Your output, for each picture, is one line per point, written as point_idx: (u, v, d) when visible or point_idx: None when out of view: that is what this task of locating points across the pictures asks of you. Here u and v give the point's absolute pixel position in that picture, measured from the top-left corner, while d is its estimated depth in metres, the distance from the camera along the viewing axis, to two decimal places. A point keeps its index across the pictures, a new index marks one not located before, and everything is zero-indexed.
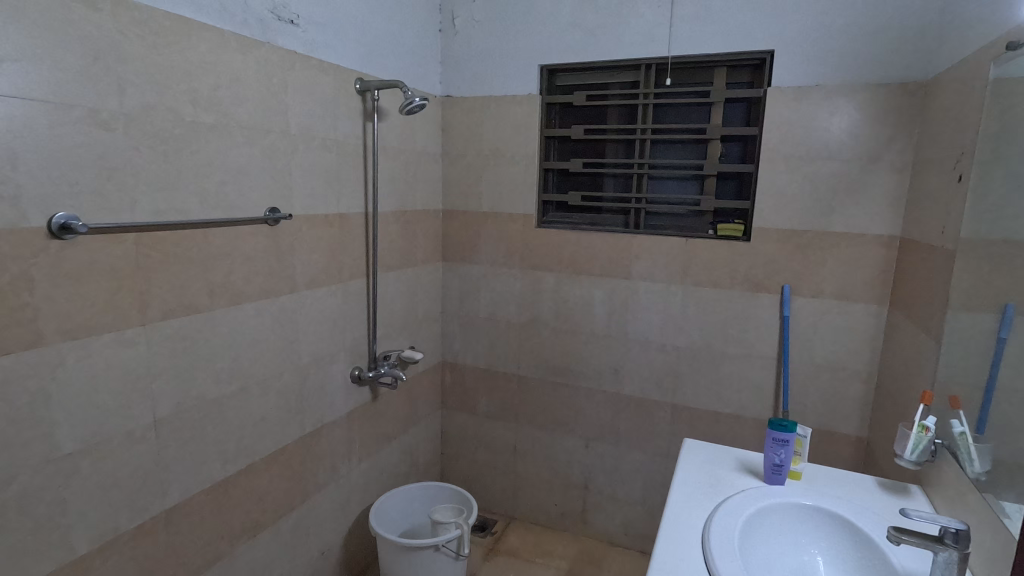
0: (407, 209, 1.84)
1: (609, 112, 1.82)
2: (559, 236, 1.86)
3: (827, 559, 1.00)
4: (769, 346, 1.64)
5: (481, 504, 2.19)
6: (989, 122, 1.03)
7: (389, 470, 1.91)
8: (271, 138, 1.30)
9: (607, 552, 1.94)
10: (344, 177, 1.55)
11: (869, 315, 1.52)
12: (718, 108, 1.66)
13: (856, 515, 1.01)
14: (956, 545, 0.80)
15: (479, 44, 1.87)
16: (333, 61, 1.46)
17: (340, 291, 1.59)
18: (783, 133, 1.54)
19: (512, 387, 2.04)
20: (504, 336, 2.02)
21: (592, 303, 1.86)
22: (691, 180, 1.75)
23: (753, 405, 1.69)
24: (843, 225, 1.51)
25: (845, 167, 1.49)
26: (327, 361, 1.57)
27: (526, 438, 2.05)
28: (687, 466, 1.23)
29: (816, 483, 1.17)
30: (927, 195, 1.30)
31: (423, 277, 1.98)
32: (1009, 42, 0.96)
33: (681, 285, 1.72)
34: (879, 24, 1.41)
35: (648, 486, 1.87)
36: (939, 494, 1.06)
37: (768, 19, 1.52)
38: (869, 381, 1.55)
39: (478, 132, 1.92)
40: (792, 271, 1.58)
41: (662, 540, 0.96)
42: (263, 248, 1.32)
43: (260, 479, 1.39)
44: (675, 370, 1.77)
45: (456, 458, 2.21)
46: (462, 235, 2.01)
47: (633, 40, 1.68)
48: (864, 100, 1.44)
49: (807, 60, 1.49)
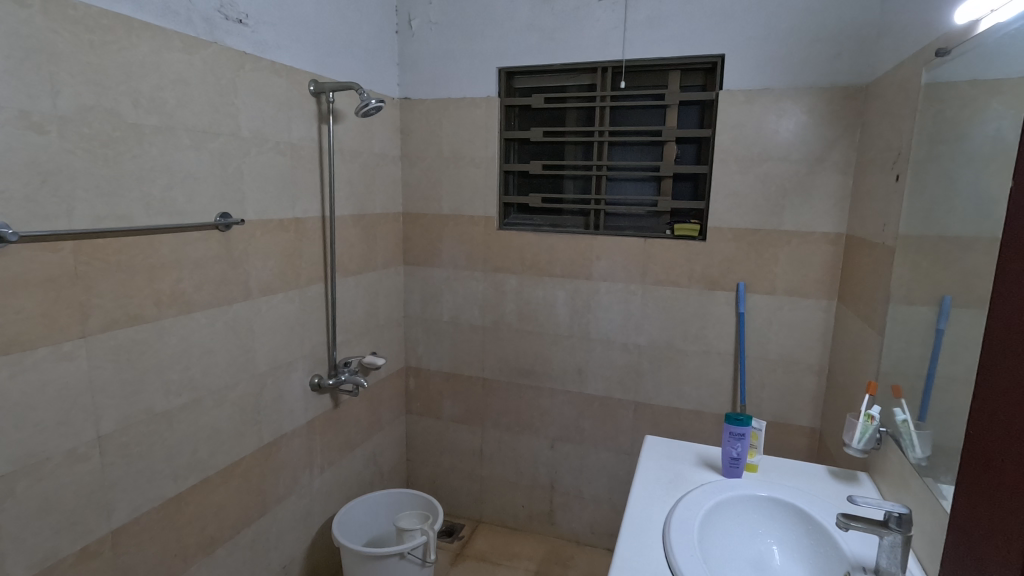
0: (366, 213, 1.82)
1: (567, 114, 1.83)
2: (520, 238, 1.87)
3: (782, 548, 1.03)
4: (726, 343, 1.69)
5: (448, 508, 2.18)
6: (922, 124, 1.08)
7: (352, 479, 1.88)
8: (220, 141, 1.26)
9: (574, 551, 1.96)
10: (299, 181, 1.51)
11: (819, 311, 1.58)
12: (673, 111, 1.70)
13: (809, 504, 1.04)
14: (900, 528, 0.83)
15: (437, 46, 1.85)
16: (284, 62, 1.42)
17: (297, 297, 1.55)
18: (735, 136, 1.58)
19: (477, 390, 2.03)
20: (467, 339, 2.01)
21: (554, 304, 1.87)
22: (648, 181, 1.79)
23: (712, 401, 1.73)
24: (793, 224, 1.57)
25: (793, 168, 1.54)
26: (285, 369, 1.53)
27: (492, 441, 2.05)
28: (648, 462, 1.25)
29: (771, 475, 1.20)
30: (869, 194, 1.36)
31: (384, 281, 1.95)
32: (938, 48, 1.01)
33: (641, 285, 1.75)
34: (822, 30, 1.47)
35: (612, 483, 1.90)
36: (884, 481, 1.11)
37: (719, 24, 1.56)
38: (820, 374, 1.61)
39: (437, 134, 1.90)
40: (746, 269, 1.63)
41: (623, 536, 0.97)
42: (214, 254, 1.28)
43: (216, 494, 1.34)
44: (637, 368, 1.80)
45: (421, 464, 2.18)
46: (423, 238, 1.99)
47: (589, 43, 1.70)
48: (810, 103, 1.50)
49: (756, 64, 1.54)
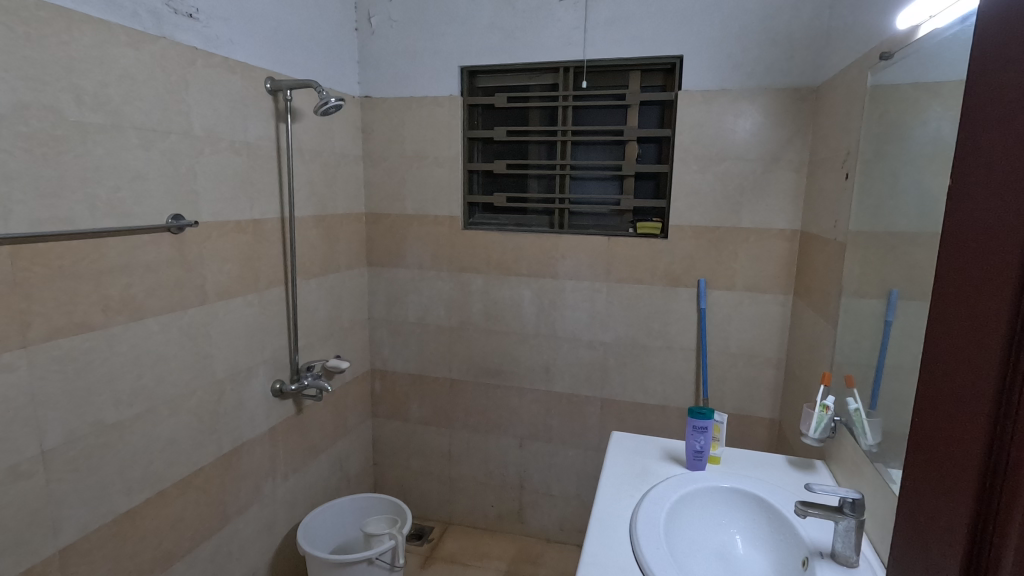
0: (327, 213, 1.78)
1: (531, 114, 1.84)
2: (485, 237, 1.86)
3: (744, 537, 1.06)
4: (689, 338, 1.72)
5: (417, 511, 2.15)
6: (869, 125, 1.13)
7: (317, 486, 1.84)
8: (171, 140, 1.21)
9: (544, 549, 1.97)
10: (256, 180, 1.47)
11: (776, 305, 1.63)
12: (634, 111, 1.72)
13: (769, 493, 1.08)
14: (853, 513, 0.87)
15: (398, 44, 1.83)
16: (238, 58, 1.38)
17: (256, 301, 1.51)
18: (694, 135, 1.61)
19: (444, 391, 2.02)
20: (433, 340, 1.99)
21: (521, 303, 1.87)
22: (610, 180, 1.81)
23: (676, 395, 1.76)
24: (750, 221, 1.61)
25: (750, 167, 1.58)
26: (244, 376, 1.48)
27: (460, 442, 2.04)
28: (615, 458, 1.27)
29: (733, 466, 1.24)
30: (822, 192, 1.41)
31: (347, 282, 1.91)
32: (882, 53, 1.06)
33: (606, 282, 1.77)
34: (775, 33, 1.51)
35: (581, 479, 1.91)
36: (839, 467, 1.16)
37: (677, 26, 1.59)
38: (778, 366, 1.66)
39: (400, 133, 1.88)
40: (706, 265, 1.67)
41: (591, 532, 0.98)
42: (166, 258, 1.23)
43: (173, 506, 1.29)
44: (603, 365, 1.82)
45: (389, 467, 2.15)
46: (387, 238, 1.96)
47: (551, 43, 1.70)
48: (765, 103, 1.54)
49: (713, 65, 1.58)
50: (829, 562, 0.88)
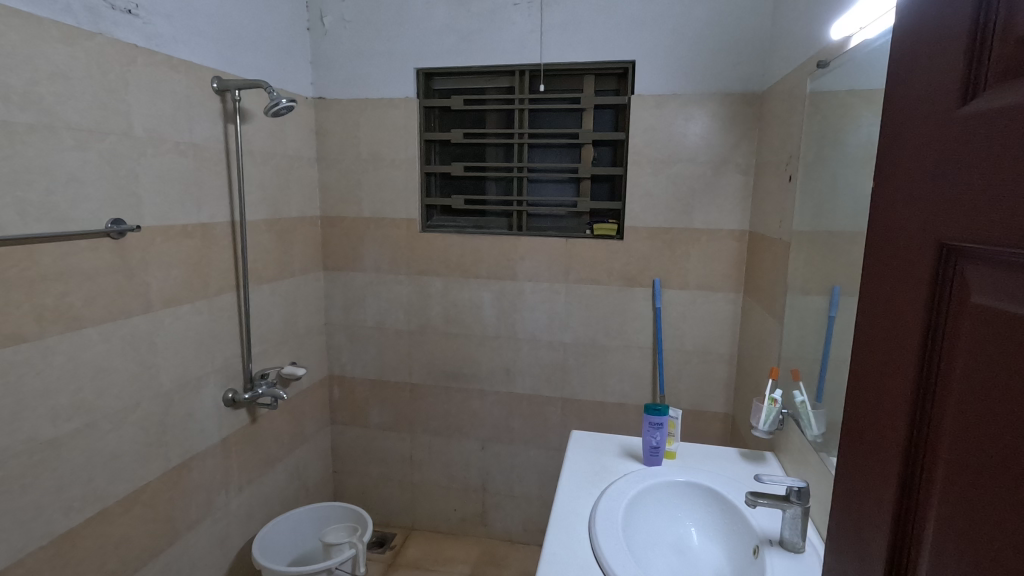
0: (280, 217, 1.74)
1: (488, 116, 1.84)
2: (444, 240, 1.85)
3: (699, 529, 1.09)
4: (645, 337, 1.76)
5: (379, 518, 2.12)
6: (810, 129, 1.18)
7: (273, 497, 1.79)
8: (110, 141, 1.16)
9: (508, 550, 1.97)
10: (204, 183, 1.42)
11: (728, 303, 1.69)
12: (589, 114, 1.75)
13: (722, 486, 1.11)
14: (799, 501, 0.91)
15: (352, 44, 1.80)
16: (182, 57, 1.33)
17: (205, 308, 1.45)
18: (648, 138, 1.65)
19: (405, 396, 1.99)
20: (393, 344, 1.97)
21: (480, 305, 1.87)
22: (567, 182, 1.84)
23: (633, 393, 1.80)
24: (702, 222, 1.66)
25: (701, 169, 1.63)
26: (193, 386, 1.43)
27: (422, 446, 2.02)
28: (575, 456, 1.28)
29: (688, 460, 1.27)
30: (767, 194, 1.47)
31: (302, 287, 1.87)
32: (820, 61, 1.11)
33: (564, 284, 1.79)
34: (722, 40, 1.56)
35: (543, 479, 1.93)
36: (787, 458, 1.20)
37: (629, 32, 1.62)
38: (730, 362, 1.72)
39: (355, 135, 1.85)
40: (661, 266, 1.71)
41: (551, 530, 0.99)
42: (107, 265, 1.17)
43: (117, 524, 1.23)
44: (563, 365, 1.84)
45: (349, 475, 2.12)
46: (343, 242, 1.93)
47: (507, 46, 1.71)
48: (714, 108, 1.59)
49: (665, 70, 1.62)
50: (778, 549, 0.92)
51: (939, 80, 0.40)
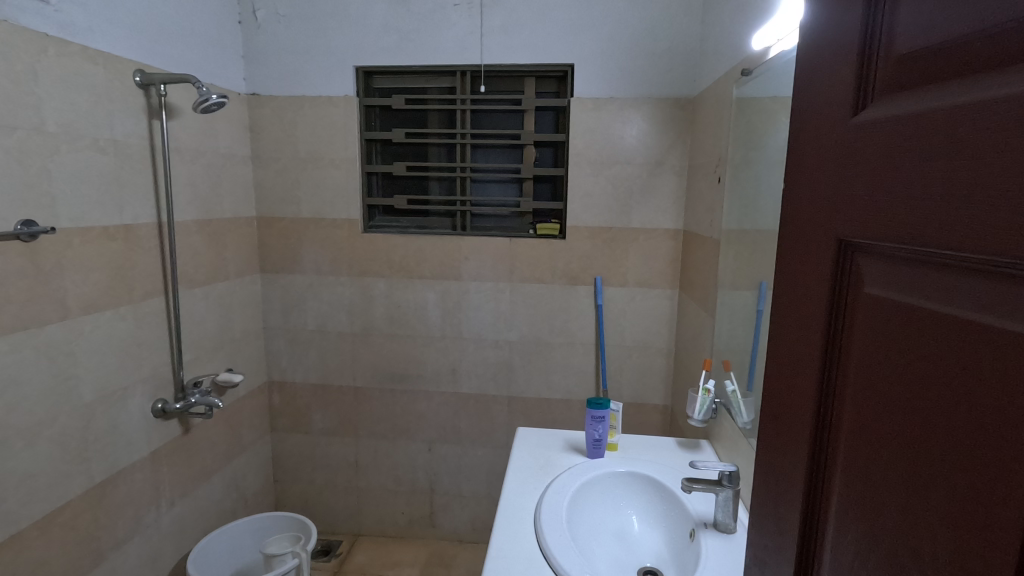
0: (212, 218, 1.67)
1: (429, 116, 1.84)
2: (387, 240, 1.83)
3: (640, 516, 1.13)
4: (588, 333, 1.81)
5: (323, 527, 2.07)
6: (736, 133, 1.25)
7: (209, 511, 1.72)
8: (18, 136, 1.08)
9: (457, 551, 1.97)
10: (127, 182, 1.34)
11: (666, 298, 1.76)
12: (530, 116, 1.78)
13: (661, 474, 1.16)
14: (731, 484, 0.96)
15: (286, 39, 1.75)
16: (101, 48, 1.25)
17: (130, 314, 1.37)
18: (587, 140, 1.70)
19: (349, 400, 1.95)
20: (335, 348, 1.93)
21: (424, 306, 1.86)
22: (510, 183, 1.86)
23: (577, 388, 1.84)
24: (640, 221, 1.72)
25: (638, 170, 1.69)
26: (118, 397, 1.35)
27: (367, 450, 1.98)
28: (520, 452, 1.30)
29: (629, 451, 1.32)
30: (699, 194, 1.54)
31: (237, 291, 1.80)
32: (743, 69, 1.18)
33: (509, 283, 1.81)
34: (656, 46, 1.63)
35: (490, 477, 1.94)
36: (720, 445, 1.27)
37: (568, 35, 1.66)
38: (668, 356, 1.79)
39: (292, 133, 1.80)
40: (602, 264, 1.76)
41: (497, 526, 1.00)
42: (17, 269, 1.09)
43: (32, 548, 1.15)
44: (509, 363, 1.86)
45: (291, 483, 2.05)
46: (282, 243, 1.87)
47: (447, 46, 1.71)
48: (649, 112, 1.65)
49: (602, 74, 1.66)
50: (712, 531, 0.97)
51: (836, 91, 0.44)
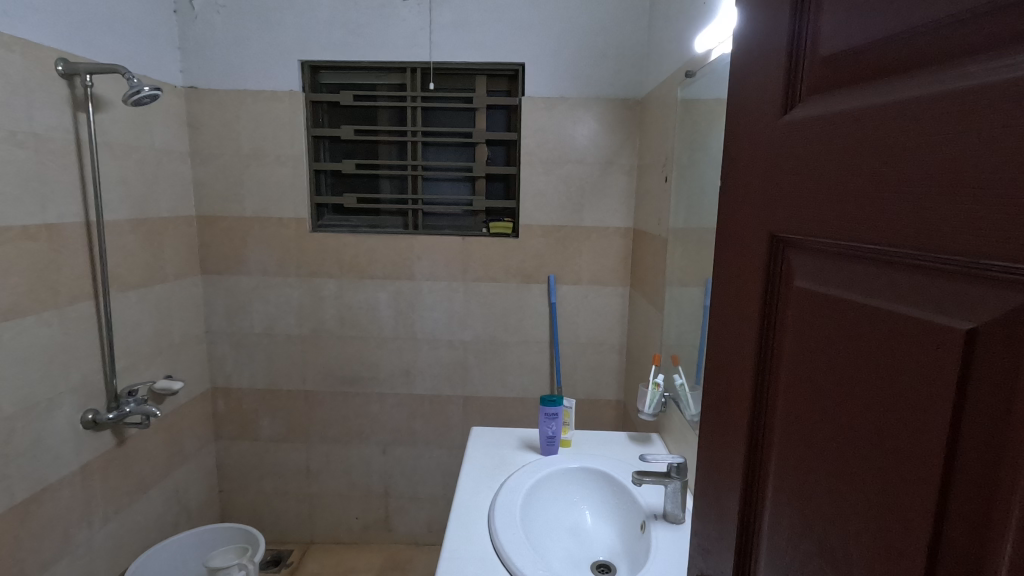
0: (148, 217, 1.58)
1: (379, 113, 1.80)
2: (336, 240, 1.78)
3: (593, 511, 1.15)
4: (542, 331, 1.82)
5: (273, 537, 2.00)
6: (682, 133, 1.28)
7: (148, 526, 1.63)
8: None
9: (412, 554, 1.94)
10: (50, 179, 1.25)
11: (617, 296, 1.79)
12: (481, 114, 1.78)
13: (613, 469, 1.18)
14: (678, 475, 0.99)
15: (226, 30, 1.68)
16: (18, 34, 1.17)
17: (56, 319, 1.29)
18: (539, 139, 1.71)
19: (298, 405, 1.89)
20: (283, 351, 1.86)
21: (376, 306, 1.82)
22: (462, 181, 1.85)
23: (532, 386, 1.85)
24: (592, 220, 1.74)
25: (589, 169, 1.71)
26: (44, 408, 1.26)
27: (319, 456, 1.93)
28: (474, 452, 1.29)
29: (581, 446, 1.33)
30: (648, 193, 1.58)
31: (176, 293, 1.71)
32: (688, 71, 1.21)
33: (462, 282, 1.80)
34: (604, 47, 1.65)
35: (446, 478, 1.92)
36: (669, 438, 1.30)
37: (518, 35, 1.66)
38: (621, 352, 1.82)
39: (234, 129, 1.73)
40: (555, 263, 1.77)
41: (451, 527, 0.99)
42: None
43: None
44: (463, 363, 1.85)
45: (238, 492, 1.97)
46: (224, 243, 1.79)
47: (397, 42, 1.68)
48: (599, 112, 1.68)
49: (553, 73, 1.67)
50: (662, 522, 0.99)
51: (767, 92, 0.46)
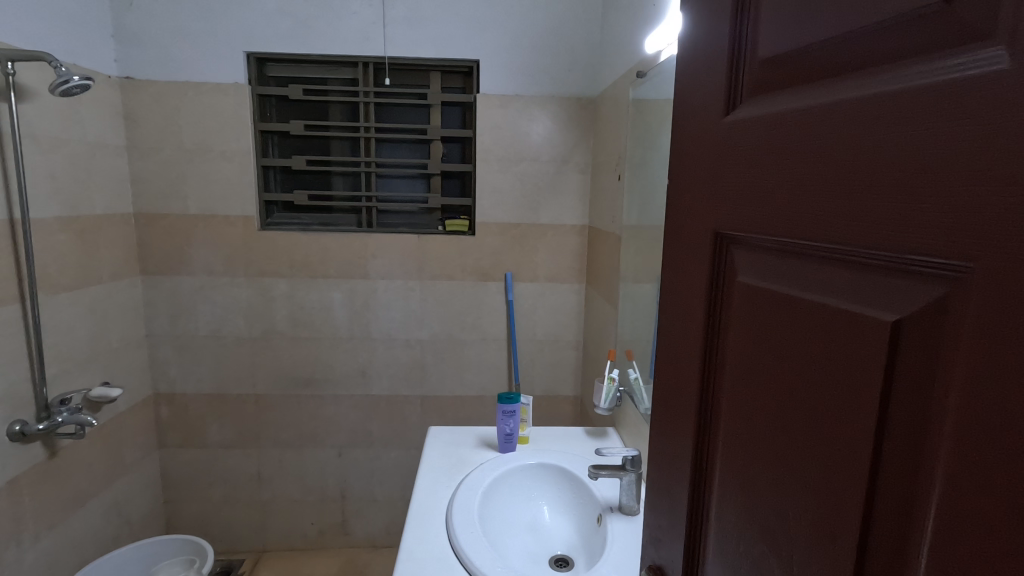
0: (80, 214, 1.49)
1: (330, 108, 1.76)
2: (287, 238, 1.73)
3: (550, 506, 1.16)
4: (499, 329, 1.82)
5: (223, 547, 1.93)
6: (634, 132, 1.30)
7: (85, 542, 1.54)
8: None
9: (370, 557, 1.91)
10: None
11: (574, 293, 1.81)
12: (436, 111, 1.76)
13: (570, 463, 1.19)
14: (633, 468, 1.01)
15: (164, 18, 1.60)
16: None
17: None
18: (494, 137, 1.70)
19: (249, 409, 1.83)
20: (231, 354, 1.79)
21: (330, 306, 1.78)
22: (418, 179, 1.83)
23: (490, 383, 1.85)
24: (548, 218, 1.76)
25: (545, 167, 1.72)
26: None
27: (271, 461, 1.87)
28: (432, 451, 1.28)
29: (539, 442, 1.34)
30: (602, 191, 1.60)
31: (113, 295, 1.62)
32: (639, 71, 1.23)
33: (419, 281, 1.78)
34: (558, 46, 1.66)
35: (404, 479, 1.90)
36: (625, 431, 1.33)
37: (473, 31, 1.65)
38: (578, 348, 1.85)
39: (175, 122, 1.65)
40: (512, 260, 1.78)
41: (408, 528, 0.98)
42: None
43: None
44: (420, 362, 1.83)
45: (184, 502, 1.89)
46: (166, 243, 1.71)
47: (348, 36, 1.64)
48: (554, 110, 1.69)
49: (508, 71, 1.67)
50: (617, 515, 1.01)
51: (710, 93, 0.47)
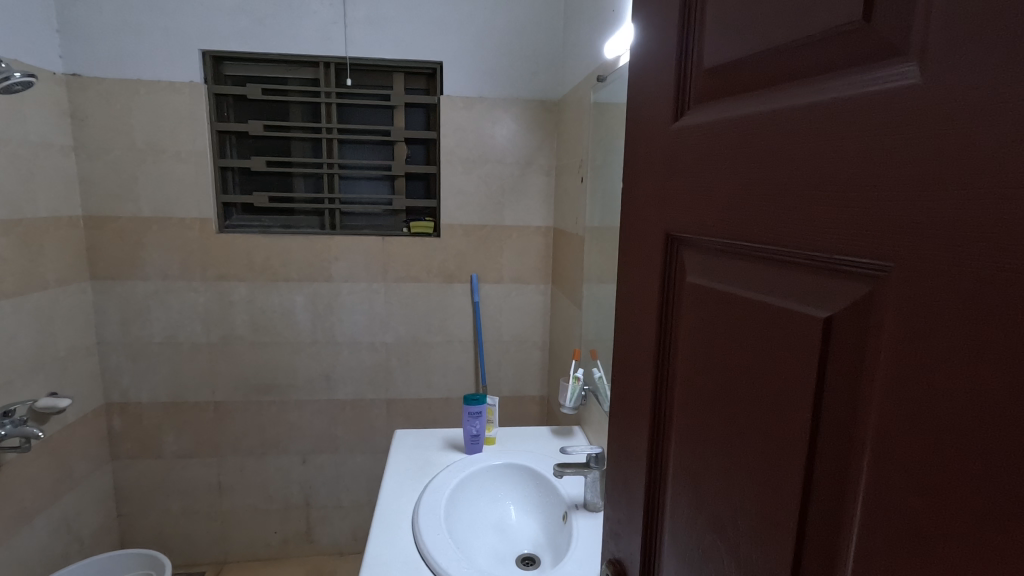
0: (22, 218, 1.43)
1: (290, 108, 1.73)
2: (246, 241, 1.69)
3: (517, 506, 1.17)
4: (466, 331, 1.83)
5: (182, 560, 1.86)
6: (595, 135, 1.33)
7: (31, 560, 1.47)
8: None
9: (337, 564, 1.88)
10: None
11: (539, 293, 1.83)
12: (399, 112, 1.75)
13: (535, 462, 1.20)
14: (597, 465, 1.02)
15: (113, 14, 1.54)
16: None
17: None
18: (458, 138, 1.70)
19: (208, 417, 1.78)
20: (189, 361, 1.74)
21: (292, 310, 1.75)
22: (381, 180, 1.81)
23: (457, 385, 1.85)
24: (513, 219, 1.77)
25: (509, 169, 1.73)
26: None
27: (232, 469, 1.82)
28: (398, 455, 1.27)
29: (506, 443, 1.35)
30: (566, 193, 1.62)
31: (60, 302, 1.56)
32: (598, 76, 1.26)
33: (383, 283, 1.76)
34: (522, 49, 1.68)
35: (370, 483, 1.88)
36: (590, 430, 1.35)
37: (435, 33, 1.65)
38: (544, 348, 1.86)
39: (126, 122, 1.59)
40: (477, 262, 1.78)
41: (373, 532, 0.97)
42: None
43: None
44: (386, 365, 1.81)
45: (139, 515, 1.82)
46: (117, 247, 1.65)
47: (308, 35, 1.62)
48: (517, 112, 1.70)
49: (472, 73, 1.68)
50: (583, 512, 1.02)
51: (660, 101, 0.49)
